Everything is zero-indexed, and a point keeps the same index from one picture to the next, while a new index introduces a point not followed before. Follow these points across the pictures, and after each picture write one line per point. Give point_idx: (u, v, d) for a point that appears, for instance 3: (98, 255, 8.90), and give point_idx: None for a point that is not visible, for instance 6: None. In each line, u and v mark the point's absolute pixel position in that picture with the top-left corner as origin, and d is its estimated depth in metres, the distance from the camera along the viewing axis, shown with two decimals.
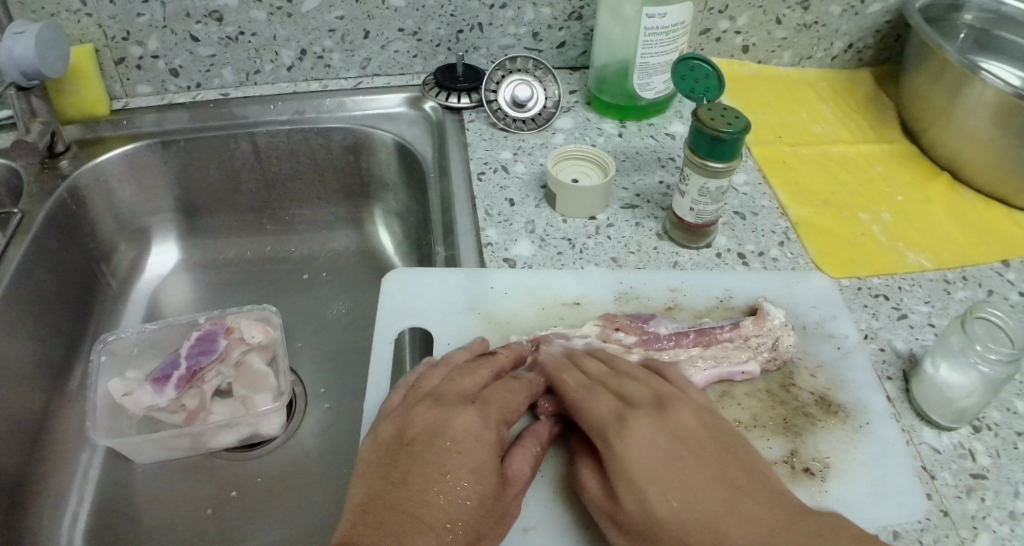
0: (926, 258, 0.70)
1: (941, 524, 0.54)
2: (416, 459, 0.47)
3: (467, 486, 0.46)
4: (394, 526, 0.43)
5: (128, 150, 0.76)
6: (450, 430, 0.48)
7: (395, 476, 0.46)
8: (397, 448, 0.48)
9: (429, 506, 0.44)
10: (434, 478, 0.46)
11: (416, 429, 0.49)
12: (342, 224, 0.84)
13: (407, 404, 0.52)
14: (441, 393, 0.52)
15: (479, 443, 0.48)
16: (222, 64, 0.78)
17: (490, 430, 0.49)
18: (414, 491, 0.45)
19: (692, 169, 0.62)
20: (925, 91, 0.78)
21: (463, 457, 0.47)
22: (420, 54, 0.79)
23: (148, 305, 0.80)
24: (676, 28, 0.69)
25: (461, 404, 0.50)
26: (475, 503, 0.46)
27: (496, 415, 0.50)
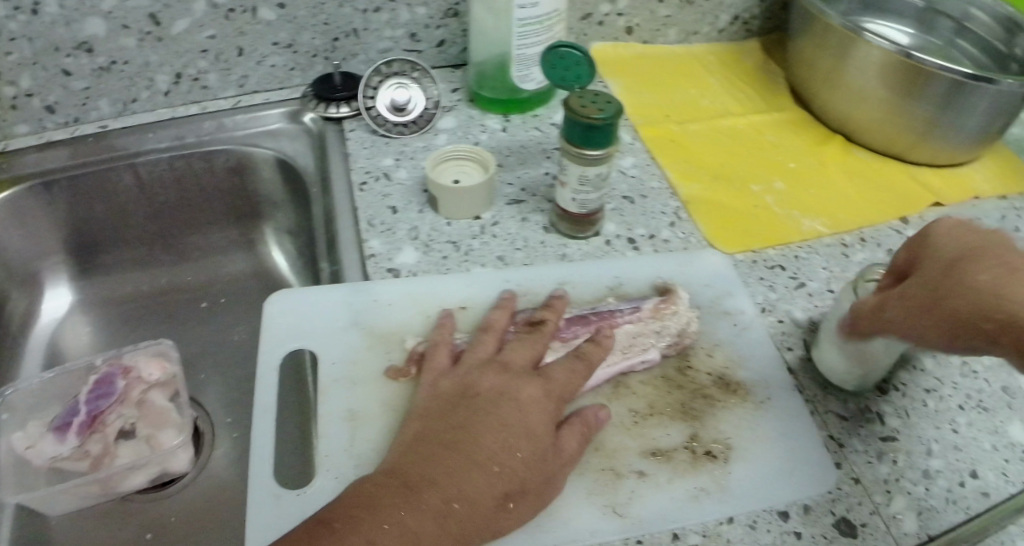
0: (821, 223, 0.70)
1: (853, 492, 0.54)
2: (474, 409, 0.50)
3: (519, 440, 0.48)
4: (445, 459, 0.47)
5: (10, 196, 0.73)
6: (514, 393, 0.51)
7: (453, 420, 0.49)
8: (459, 397, 0.51)
9: (481, 449, 0.47)
10: (491, 427, 0.49)
11: (482, 386, 0.52)
12: (236, 248, 0.82)
13: (467, 368, 0.54)
14: (509, 360, 0.54)
15: (538, 408, 0.50)
16: (98, 96, 0.76)
17: (549, 400, 0.52)
18: (461, 433, 0.48)
19: (571, 159, 0.61)
20: (811, 56, 0.77)
21: (522, 414, 0.50)
22: (297, 67, 0.77)
23: (49, 350, 0.77)
24: (550, 16, 0.68)
25: (529, 374, 0.53)
26: (525, 457, 0.48)
27: (557, 392, 0.52)
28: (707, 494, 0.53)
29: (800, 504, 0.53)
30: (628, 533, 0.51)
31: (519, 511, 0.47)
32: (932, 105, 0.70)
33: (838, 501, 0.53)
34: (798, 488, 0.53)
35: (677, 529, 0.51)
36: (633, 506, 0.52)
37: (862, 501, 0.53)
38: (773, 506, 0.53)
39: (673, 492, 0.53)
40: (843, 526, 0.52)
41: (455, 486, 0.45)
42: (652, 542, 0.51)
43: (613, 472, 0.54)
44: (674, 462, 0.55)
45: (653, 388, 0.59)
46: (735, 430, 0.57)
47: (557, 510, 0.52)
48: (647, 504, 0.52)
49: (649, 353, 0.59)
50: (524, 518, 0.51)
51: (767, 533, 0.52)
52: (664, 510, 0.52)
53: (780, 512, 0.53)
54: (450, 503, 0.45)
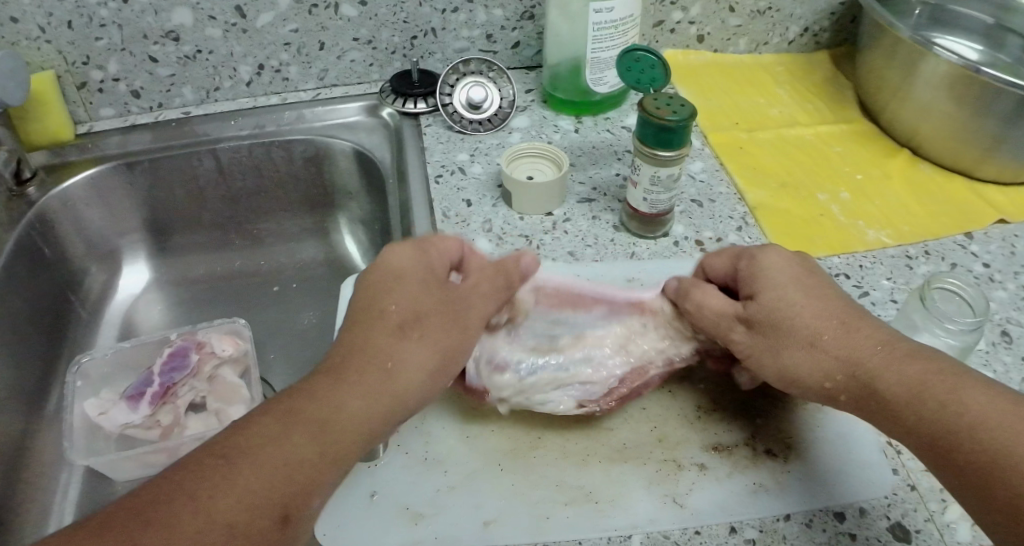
0: (886, 234, 0.70)
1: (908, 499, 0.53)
2: (343, 344, 0.49)
3: (389, 358, 0.49)
4: (345, 384, 0.47)
5: (94, 173, 0.77)
6: (379, 311, 0.51)
7: (321, 368, 0.48)
8: (358, 318, 0.51)
9: (325, 406, 0.46)
10: (358, 362, 0.48)
11: (354, 306, 0.52)
12: (309, 235, 0.85)
13: (369, 276, 0.53)
14: (433, 266, 0.54)
15: (428, 310, 0.51)
16: (182, 83, 0.79)
17: (438, 306, 0.52)
18: (366, 351, 0.49)
19: (643, 159, 0.62)
20: (880, 69, 0.79)
21: (384, 352, 0.49)
22: (376, 62, 0.80)
23: (122, 324, 0.81)
24: (625, 22, 0.70)
25: (435, 290, 0.53)
26: (416, 365, 0.49)
27: (432, 291, 0.52)
28: (766, 488, 0.54)
29: (857, 506, 0.53)
30: (687, 523, 0.52)
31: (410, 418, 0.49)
32: (1000, 123, 0.69)
33: (894, 506, 0.52)
34: (855, 490, 0.53)
35: (735, 523, 0.52)
36: (692, 497, 0.53)
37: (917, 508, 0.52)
38: (829, 506, 0.53)
39: (735, 485, 0.54)
40: (898, 531, 0.51)
41: (353, 410, 0.46)
42: (709, 535, 0.51)
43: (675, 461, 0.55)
44: (734, 458, 0.55)
45: (716, 384, 0.60)
46: (795, 430, 0.57)
47: (619, 497, 0.53)
48: (705, 495, 0.53)
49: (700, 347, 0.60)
50: (586, 501, 0.53)
51: (823, 532, 0.51)
52: (723, 502, 0.53)
53: (836, 513, 0.52)
54: (349, 426, 0.46)
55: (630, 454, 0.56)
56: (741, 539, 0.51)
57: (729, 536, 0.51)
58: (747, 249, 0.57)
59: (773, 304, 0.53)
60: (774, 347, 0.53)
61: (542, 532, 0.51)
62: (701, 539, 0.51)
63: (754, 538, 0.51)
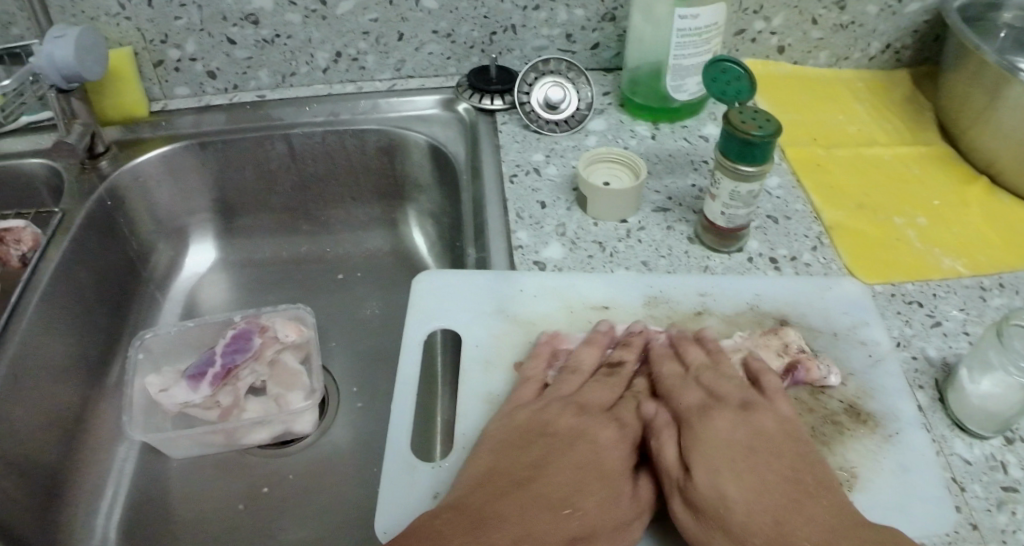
0: (962, 263, 0.69)
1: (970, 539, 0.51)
2: (543, 447, 0.49)
3: (603, 485, 0.48)
4: (516, 501, 0.45)
5: (166, 152, 0.78)
6: (591, 436, 0.50)
7: (528, 458, 0.49)
8: (535, 435, 0.50)
9: (555, 490, 0.47)
10: (565, 466, 0.48)
11: (559, 426, 0.51)
12: (377, 225, 0.86)
13: (546, 403, 0.53)
14: (584, 402, 0.53)
15: (617, 456, 0.50)
16: (258, 66, 0.79)
17: (625, 445, 0.51)
18: (534, 470, 0.48)
19: (723, 173, 0.62)
20: (964, 92, 0.76)
21: (600, 457, 0.49)
22: (453, 56, 0.80)
23: (186, 302, 0.82)
24: (709, 29, 0.69)
25: (606, 419, 0.52)
26: (597, 496, 0.47)
27: (635, 434, 0.52)
28: None
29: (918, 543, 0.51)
30: None
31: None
32: None
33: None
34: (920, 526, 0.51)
35: None
36: None
37: None
38: None
39: None
40: None
41: (522, 527, 0.44)
42: None
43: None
44: None
45: None
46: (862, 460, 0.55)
47: None
48: None
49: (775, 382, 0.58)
50: None
51: None
52: None
53: None
54: (520, 543, 0.43)
55: None
56: None
57: None
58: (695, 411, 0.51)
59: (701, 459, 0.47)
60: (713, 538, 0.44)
61: None
62: None
63: None
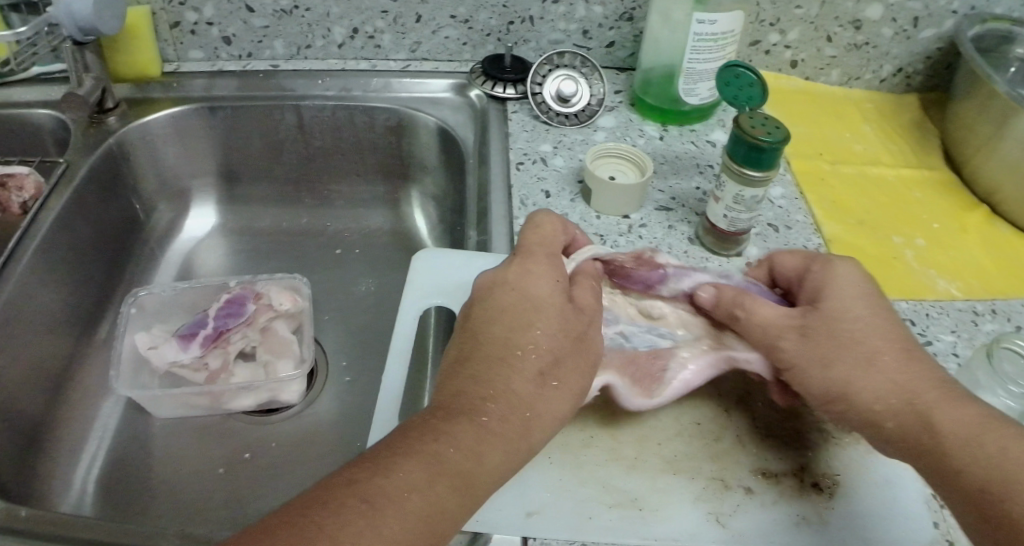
0: (955, 287, 0.69)
1: None
2: (490, 323, 0.51)
3: (556, 330, 0.51)
4: (473, 375, 0.48)
5: (176, 113, 0.78)
6: (530, 299, 0.52)
7: (469, 345, 0.51)
8: (470, 315, 0.53)
9: (509, 358, 0.49)
10: (511, 334, 0.50)
11: (496, 301, 0.52)
12: (379, 203, 0.86)
13: (492, 289, 0.53)
14: (509, 261, 0.56)
15: (553, 308, 0.52)
16: (274, 36, 0.80)
17: (559, 285, 0.54)
18: (495, 339, 0.50)
19: (729, 175, 0.62)
20: (971, 121, 0.77)
21: (541, 316, 0.51)
22: (470, 42, 0.80)
23: (182, 264, 0.82)
24: (726, 36, 0.69)
25: (543, 277, 0.54)
26: (551, 330, 0.51)
27: (567, 287, 0.54)
28: (806, 522, 0.52)
29: None
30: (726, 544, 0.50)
31: (564, 385, 0.49)
32: None
33: None
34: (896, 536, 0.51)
35: None
36: (735, 519, 0.52)
37: None
38: None
39: (778, 513, 0.52)
40: None
41: (491, 390, 0.47)
42: None
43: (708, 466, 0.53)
44: (781, 486, 0.53)
45: (774, 409, 0.58)
46: (846, 467, 0.55)
47: (662, 508, 0.52)
48: (747, 519, 0.52)
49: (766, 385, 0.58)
50: (630, 508, 0.52)
51: None
52: (764, 528, 0.51)
53: None
54: (499, 406, 0.47)
55: (679, 466, 0.54)
56: None
57: None
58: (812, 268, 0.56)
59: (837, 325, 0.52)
60: (823, 359, 0.51)
61: (581, 531, 0.50)
62: None
63: None
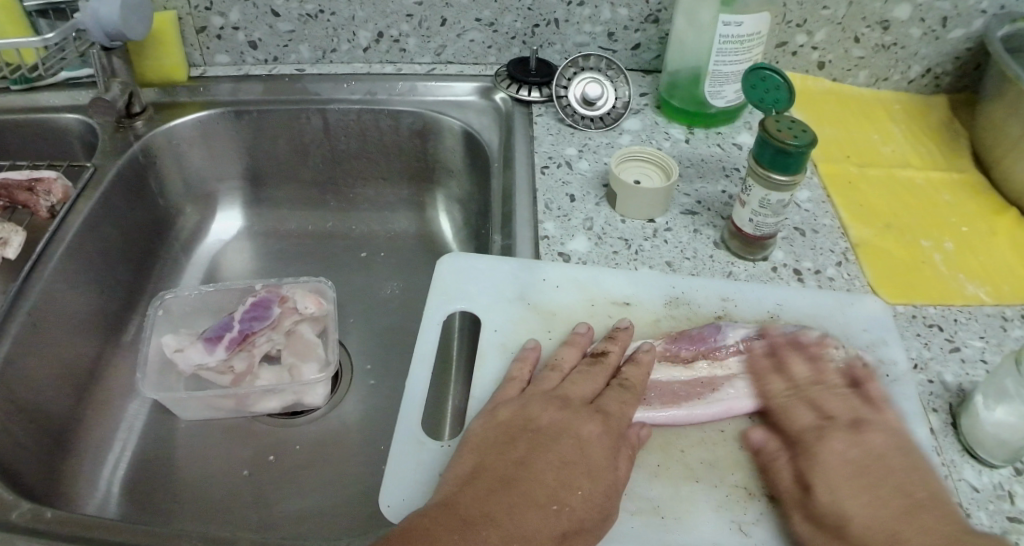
0: (985, 292, 0.68)
1: None
2: (531, 446, 0.49)
3: (588, 484, 0.48)
4: (503, 498, 0.46)
5: (202, 117, 0.79)
6: (575, 431, 0.51)
7: (514, 455, 0.49)
8: (519, 431, 0.51)
9: (542, 487, 0.47)
10: (553, 465, 0.48)
11: (541, 421, 0.51)
12: (404, 206, 0.86)
13: (529, 397, 0.53)
14: (567, 396, 0.53)
15: (602, 446, 0.50)
16: (300, 40, 0.80)
17: (611, 437, 0.51)
18: (535, 466, 0.48)
19: (756, 180, 0.62)
20: (1003, 123, 0.76)
21: (586, 452, 0.49)
22: (494, 45, 0.80)
23: (208, 267, 0.83)
24: (752, 38, 0.69)
25: (589, 411, 0.52)
26: (592, 482, 0.48)
27: (619, 426, 0.52)
28: None
29: None
30: None
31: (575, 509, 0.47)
32: None
33: None
34: None
35: None
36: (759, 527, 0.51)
37: None
38: None
39: None
40: None
41: (511, 527, 0.45)
42: None
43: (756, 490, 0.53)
44: None
45: None
46: None
47: (685, 515, 0.52)
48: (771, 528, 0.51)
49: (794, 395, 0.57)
50: (653, 516, 0.52)
51: None
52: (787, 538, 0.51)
53: None
54: (510, 540, 0.44)
55: (702, 473, 0.54)
56: None
57: None
58: (811, 433, 0.54)
59: (828, 458, 0.52)
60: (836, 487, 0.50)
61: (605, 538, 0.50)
62: None
63: None
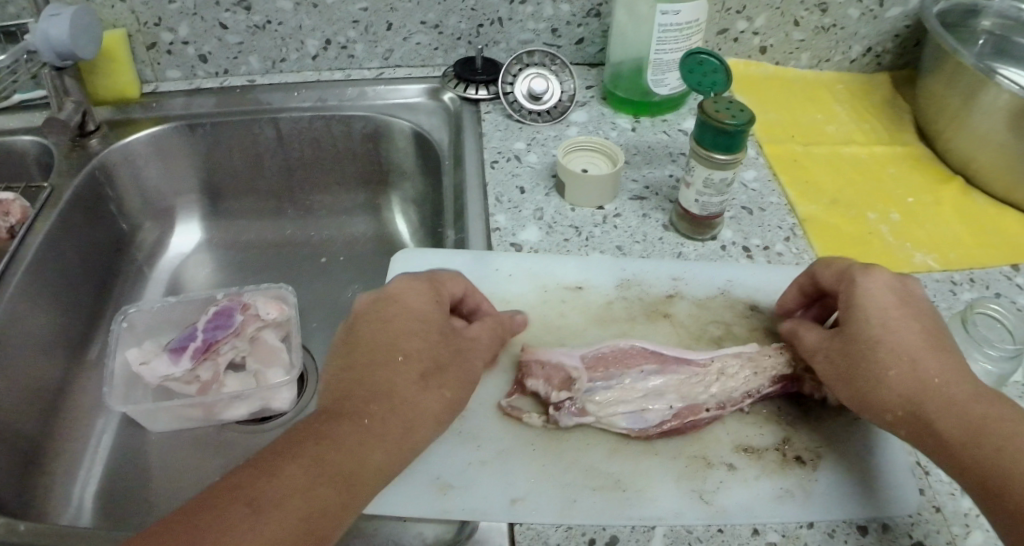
0: (932, 258, 0.70)
1: (932, 520, 0.52)
2: (364, 324, 0.53)
3: (431, 333, 0.52)
4: (362, 373, 0.49)
5: (156, 132, 0.80)
6: (400, 300, 0.54)
7: (353, 338, 0.52)
8: (361, 321, 0.54)
9: (389, 345, 0.51)
10: (393, 329, 0.52)
11: (380, 304, 0.54)
12: (362, 211, 0.87)
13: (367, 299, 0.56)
14: (399, 283, 0.56)
15: (422, 298, 0.54)
16: (249, 52, 0.81)
17: (432, 293, 0.55)
18: (379, 344, 0.51)
19: (697, 161, 0.63)
20: (941, 95, 0.78)
21: (411, 307, 0.53)
22: (441, 47, 0.82)
23: (170, 281, 0.83)
24: (691, 25, 0.70)
25: (423, 285, 0.56)
26: (426, 342, 0.51)
27: (434, 282, 0.56)
28: (792, 495, 0.53)
29: (880, 521, 0.52)
30: (712, 521, 0.51)
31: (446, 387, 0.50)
32: None
33: (917, 526, 0.52)
34: (881, 504, 0.52)
35: (758, 525, 0.51)
36: (721, 495, 0.52)
37: (940, 530, 0.52)
38: (854, 519, 0.52)
39: (761, 489, 0.53)
40: None
41: (375, 393, 0.48)
42: (733, 534, 0.51)
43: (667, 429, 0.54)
44: (763, 461, 0.54)
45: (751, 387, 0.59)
46: (826, 439, 0.56)
47: (646, 488, 0.52)
48: (732, 496, 0.52)
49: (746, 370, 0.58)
50: (614, 490, 0.52)
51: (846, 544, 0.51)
52: (749, 504, 0.52)
53: (859, 526, 0.51)
54: (384, 409, 0.48)
55: (660, 447, 0.55)
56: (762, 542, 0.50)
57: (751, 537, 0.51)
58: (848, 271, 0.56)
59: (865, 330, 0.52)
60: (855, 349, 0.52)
61: (568, 515, 0.51)
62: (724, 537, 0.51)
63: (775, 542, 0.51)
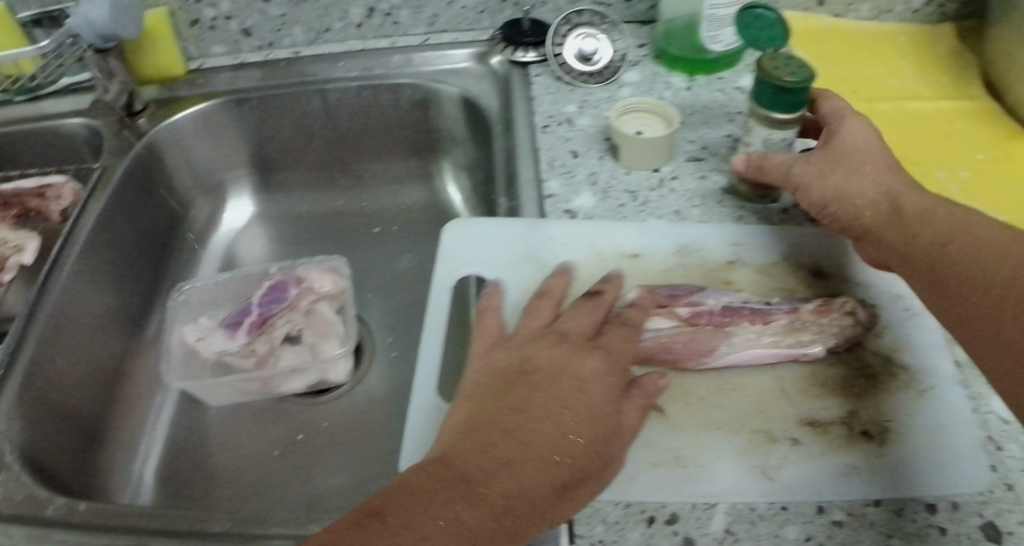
0: (1007, 219, 0.66)
1: (1005, 498, 0.49)
2: (532, 389, 0.47)
3: (588, 428, 0.46)
4: (502, 451, 0.43)
5: (204, 107, 0.80)
6: (575, 371, 0.48)
7: (509, 402, 0.46)
8: (514, 376, 0.48)
9: (539, 437, 0.44)
10: (550, 409, 0.46)
11: (539, 362, 0.49)
12: (412, 179, 0.87)
13: (520, 343, 0.52)
14: (566, 332, 0.52)
15: (600, 387, 0.48)
16: (292, 23, 0.80)
17: (612, 378, 0.49)
18: (523, 412, 0.45)
19: (755, 120, 0.61)
20: (1012, 45, 0.74)
21: (583, 396, 0.47)
22: (487, 10, 0.80)
23: (224, 256, 0.84)
24: None
25: (586, 350, 0.50)
26: (587, 430, 0.46)
27: (618, 367, 0.50)
28: (857, 472, 0.50)
29: (948, 499, 0.49)
30: (774, 497, 0.49)
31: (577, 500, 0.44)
32: None
33: (989, 504, 0.48)
34: (949, 481, 0.49)
35: (822, 503, 0.49)
36: (783, 471, 0.50)
37: (1012, 509, 0.48)
38: (922, 497, 0.49)
39: (826, 465, 0.50)
40: (991, 531, 0.47)
41: (512, 482, 0.42)
42: (796, 512, 0.49)
43: (789, 495, 0.49)
44: (829, 436, 0.52)
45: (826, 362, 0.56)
46: (898, 412, 0.53)
47: (707, 464, 0.51)
48: (795, 472, 0.50)
49: (814, 347, 0.55)
50: (673, 465, 0.51)
51: (913, 523, 0.48)
52: (811, 480, 0.49)
53: (928, 504, 0.49)
54: (512, 498, 0.42)
55: (722, 421, 0.53)
56: (827, 520, 0.48)
57: (815, 515, 0.48)
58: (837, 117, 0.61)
59: (924, 215, 0.52)
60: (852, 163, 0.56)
61: (625, 492, 0.50)
62: (786, 515, 0.48)
63: (840, 520, 0.48)
